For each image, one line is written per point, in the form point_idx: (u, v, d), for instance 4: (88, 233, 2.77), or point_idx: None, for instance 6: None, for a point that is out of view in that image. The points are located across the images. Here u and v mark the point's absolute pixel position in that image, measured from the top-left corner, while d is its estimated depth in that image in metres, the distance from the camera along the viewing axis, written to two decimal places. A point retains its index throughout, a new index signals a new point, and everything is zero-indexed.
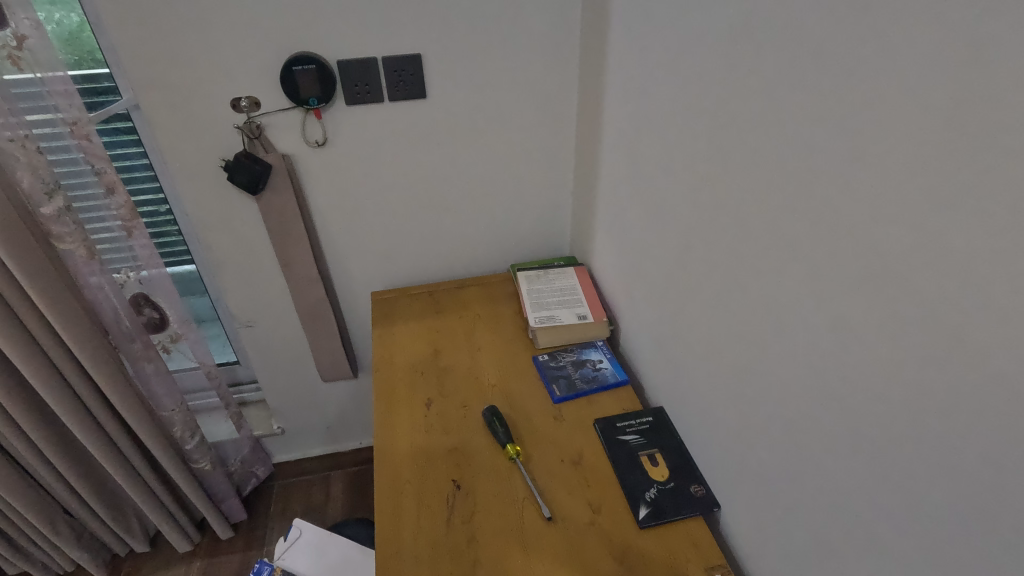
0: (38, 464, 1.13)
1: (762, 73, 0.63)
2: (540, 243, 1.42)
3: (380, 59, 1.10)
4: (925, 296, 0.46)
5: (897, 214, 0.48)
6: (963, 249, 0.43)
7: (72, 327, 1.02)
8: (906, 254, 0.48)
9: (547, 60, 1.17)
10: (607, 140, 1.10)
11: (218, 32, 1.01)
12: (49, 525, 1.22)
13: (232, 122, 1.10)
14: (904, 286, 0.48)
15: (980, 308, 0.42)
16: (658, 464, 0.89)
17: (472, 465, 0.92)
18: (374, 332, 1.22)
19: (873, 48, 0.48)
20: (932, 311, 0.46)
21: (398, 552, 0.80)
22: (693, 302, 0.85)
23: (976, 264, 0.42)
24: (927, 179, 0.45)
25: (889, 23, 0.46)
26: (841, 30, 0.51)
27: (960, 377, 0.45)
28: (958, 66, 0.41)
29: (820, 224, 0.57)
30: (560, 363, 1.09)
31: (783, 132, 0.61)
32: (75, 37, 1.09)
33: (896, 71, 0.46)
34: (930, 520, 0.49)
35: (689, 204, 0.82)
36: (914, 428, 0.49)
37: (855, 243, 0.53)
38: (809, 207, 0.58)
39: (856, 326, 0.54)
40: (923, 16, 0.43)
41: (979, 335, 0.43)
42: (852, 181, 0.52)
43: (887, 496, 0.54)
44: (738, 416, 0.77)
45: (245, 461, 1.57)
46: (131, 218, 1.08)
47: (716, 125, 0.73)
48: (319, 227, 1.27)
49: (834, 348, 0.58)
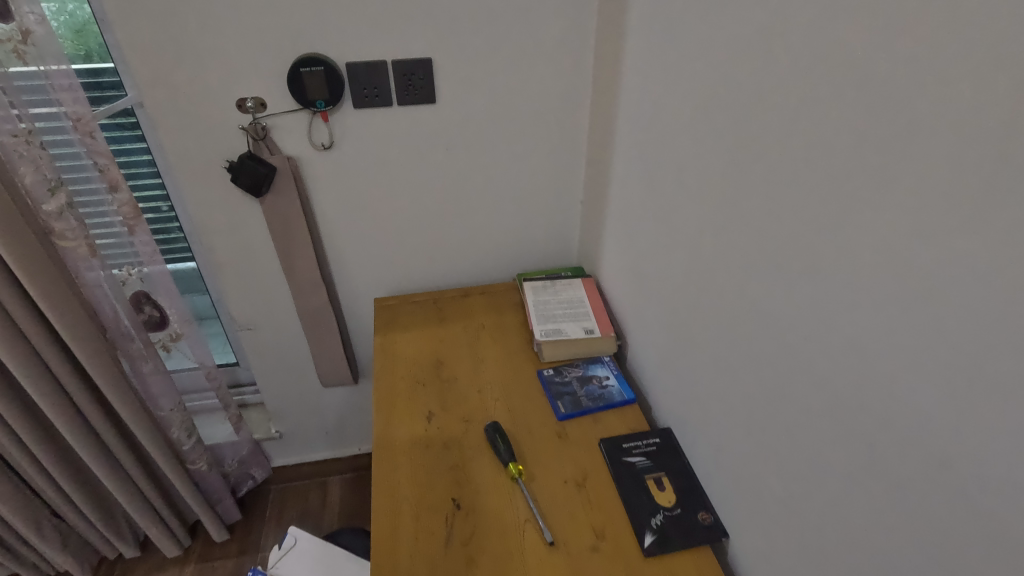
0: (29, 466, 1.11)
1: (782, 89, 0.60)
2: (547, 253, 1.39)
3: (390, 63, 1.07)
4: (957, 336, 0.43)
5: (927, 249, 0.45)
6: (1000, 292, 0.40)
7: (72, 328, 1.00)
8: (936, 288, 0.44)
9: (561, 67, 1.14)
10: (619, 152, 1.07)
11: (225, 30, 0.99)
12: (34, 528, 1.19)
13: (236, 122, 1.08)
14: (933, 321, 0.45)
15: (1013, 355, 0.39)
16: (664, 488, 0.86)
17: (473, 484, 0.89)
18: (375, 341, 1.19)
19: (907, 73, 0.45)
20: (963, 355, 0.43)
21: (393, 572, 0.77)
22: (704, 322, 0.82)
23: (1012, 309, 0.39)
24: (964, 212, 0.42)
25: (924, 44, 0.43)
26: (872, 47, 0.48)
27: (989, 427, 0.42)
28: (1003, 93, 0.38)
29: (840, 250, 0.54)
30: (565, 379, 1.06)
31: (801, 152, 0.58)
32: (85, 30, 1.07)
33: (931, 96, 0.43)
34: (951, 567, 0.46)
35: (702, 222, 0.79)
36: (937, 474, 0.46)
37: (876, 278, 0.50)
38: (827, 233, 0.55)
39: (877, 361, 0.51)
40: (964, 38, 0.40)
41: (1016, 383, 0.39)
42: (876, 210, 0.49)
43: (906, 544, 0.51)
44: (747, 444, 0.75)
45: (243, 463, 1.55)
46: (134, 216, 1.06)
47: (733, 140, 0.69)
48: (322, 231, 1.24)
49: (851, 385, 0.55)
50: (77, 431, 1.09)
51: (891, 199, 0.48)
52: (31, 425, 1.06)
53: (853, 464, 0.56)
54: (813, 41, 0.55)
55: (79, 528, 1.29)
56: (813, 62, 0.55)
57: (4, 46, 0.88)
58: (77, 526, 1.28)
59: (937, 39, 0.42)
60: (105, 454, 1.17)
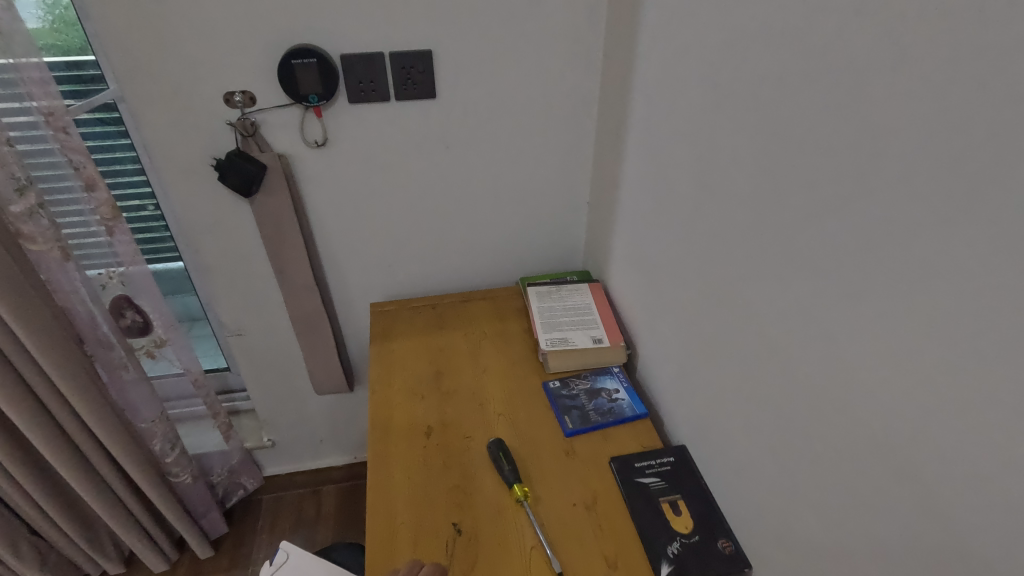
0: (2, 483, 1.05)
1: (823, 82, 0.53)
2: (551, 256, 1.33)
3: (388, 54, 1.01)
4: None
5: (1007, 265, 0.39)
6: None
7: (38, 339, 0.93)
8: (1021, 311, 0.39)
9: (568, 61, 1.08)
10: (631, 151, 1.01)
11: (211, 20, 0.93)
12: (11, 548, 1.13)
13: (224, 117, 1.01)
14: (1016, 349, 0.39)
15: None
16: (681, 513, 0.81)
17: (475, 506, 0.83)
18: (371, 349, 1.13)
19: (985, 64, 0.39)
20: None
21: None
22: (725, 335, 0.76)
23: None
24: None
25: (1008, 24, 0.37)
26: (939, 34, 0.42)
27: None
28: None
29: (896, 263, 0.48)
30: (572, 391, 1.00)
31: (847, 154, 0.51)
32: (64, 21, 1.00)
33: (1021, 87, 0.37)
34: None
35: (724, 228, 0.73)
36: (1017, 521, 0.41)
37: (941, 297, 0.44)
38: (875, 245, 0.49)
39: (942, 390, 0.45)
40: None
41: None
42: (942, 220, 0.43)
43: None
44: (774, 470, 0.69)
45: (232, 472, 1.49)
46: (112, 216, 1.00)
47: (764, 138, 0.63)
48: (315, 233, 1.18)
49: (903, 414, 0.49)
50: (49, 444, 1.03)
51: (965, 206, 0.42)
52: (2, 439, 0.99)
53: (908, 503, 0.49)
54: (863, 27, 0.48)
55: (58, 547, 1.22)
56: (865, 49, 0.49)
57: None
58: (56, 544, 1.21)
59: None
60: (84, 468, 1.11)
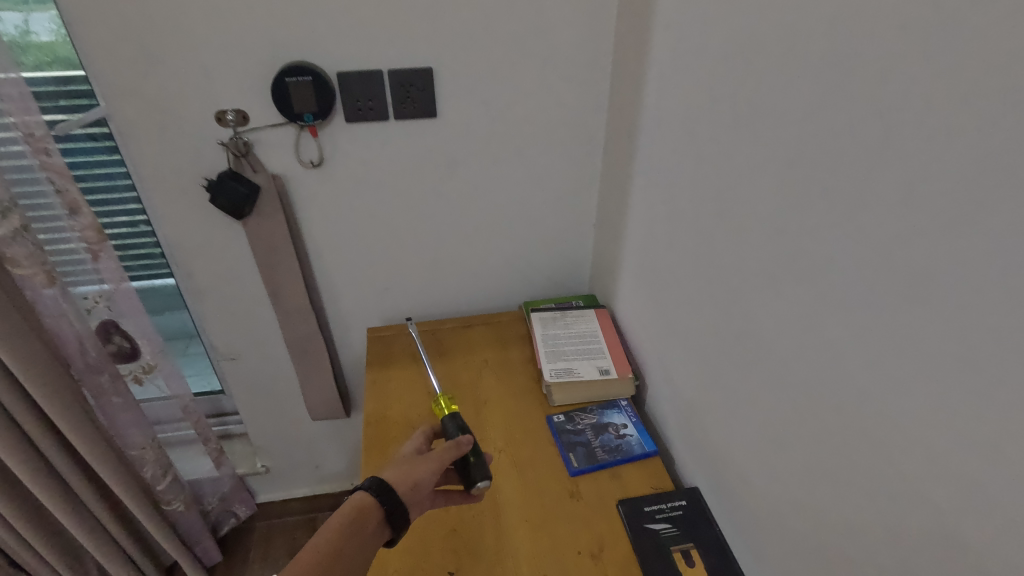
0: None
1: (873, 102, 0.48)
2: (558, 278, 1.28)
3: (386, 72, 0.97)
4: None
5: None
6: None
7: (22, 362, 0.94)
8: None
9: (577, 78, 1.04)
10: (641, 174, 0.96)
11: (203, 38, 0.89)
12: None
13: (215, 137, 0.97)
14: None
15: None
16: (694, 564, 0.75)
17: (473, 554, 0.78)
18: (367, 377, 1.09)
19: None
20: None
21: (383, 480, 0.65)
22: (747, 373, 0.71)
23: None
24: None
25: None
26: (985, 66, 0.39)
27: None
28: None
29: (975, 316, 0.41)
30: (578, 426, 0.95)
31: (910, 187, 0.45)
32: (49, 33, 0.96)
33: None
34: None
35: (745, 256, 0.68)
36: None
37: (992, 342, 0.41)
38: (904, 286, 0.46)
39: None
40: None
41: None
42: (990, 265, 0.40)
43: None
44: (801, 522, 0.64)
45: (224, 499, 1.45)
46: (98, 240, 0.99)
47: (792, 167, 0.58)
48: (313, 255, 1.14)
49: (955, 468, 0.45)
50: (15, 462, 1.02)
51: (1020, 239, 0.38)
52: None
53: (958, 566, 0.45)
54: (930, 42, 0.42)
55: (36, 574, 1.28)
56: (928, 62, 0.43)
57: None
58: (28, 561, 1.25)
59: None
60: (59, 493, 1.12)
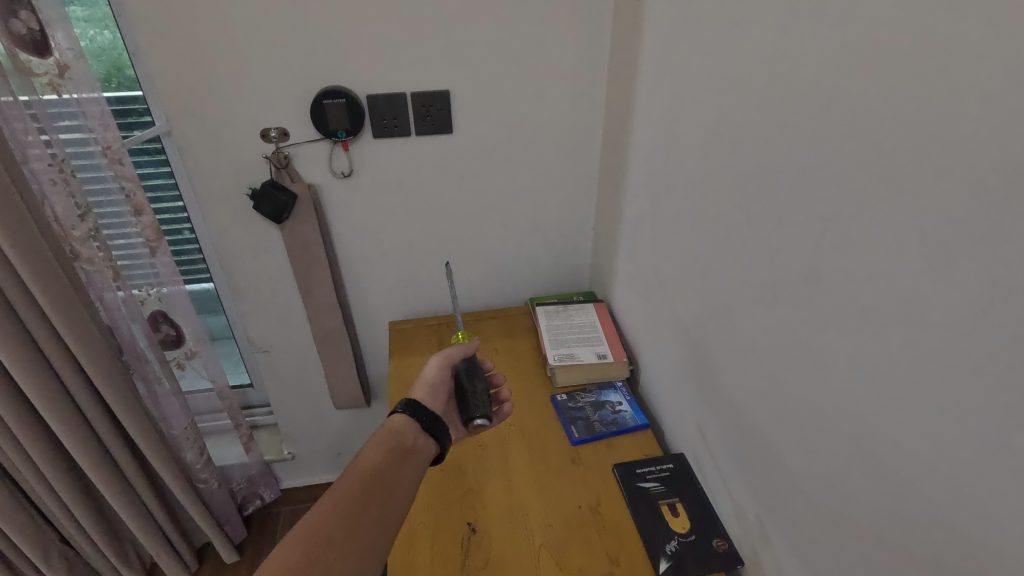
0: (36, 486, 1.20)
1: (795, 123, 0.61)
2: (559, 278, 1.41)
3: (409, 95, 1.10)
4: (994, 376, 0.42)
5: (914, 278, 0.48)
6: (983, 330, 0.43)
7: (85, 346, 1.06)
8: (930, 316, 0.47)
9: (575, 98, 1.17)
10: (632, 181, 1.09)
11: (251, 66, 1.03)
12: (42, 555, 1.28)
13: (260, 151, 1.11)
14: (969, 359, 0.44)
15: (996, 385, 0.42)
16: (679, 514, 0.86)
17: (488, 508, 0.89)
18: (390, 364, 1.22)
19: (894, 118, 0.48)
20: (953, 379, 0.46)
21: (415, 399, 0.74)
22: (716, 349, 0.83)
23: (997, 338, 0.42)
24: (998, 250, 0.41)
25: (941, 70, 0.44)
26: (862, 96, 0.51)
27: (979, 443, 0.44)
28: (978, 148, 0.42)
29: (860, 286, 0.54)
30: (578, 404, 1.08)
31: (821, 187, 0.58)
32: (109, 54, 1.08)
33: (963, 129, 0.42)
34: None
35: (714, 250, 0.81)
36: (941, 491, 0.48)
37: (875, 304, 0.53)
38: (824, 265, 0.58)
39: (912, 399, 0.50)
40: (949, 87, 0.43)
41: (998, 400, 0.42)
42: (871, 245, 0.52)
43: (908, 562, 0.52)
44: (760, 470, 0.75)
45: (251, 481, 1.57)
46: (155, 238, 1.12)
47: (745, 175, 0.71)
48: (340, 256, 1.27)
49: (857, 406, 0.56)
50: (76, 440, 1.13)
51: (889, 226, 0.50)
52: (30, 431, 1.11)
53: (866, 487, 0.56)
54: (824, 76, 0.56)
55: (84, 553, 1.38)
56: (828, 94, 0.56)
57: (41, 79, 0.94)
58: (78, 542, 1.35)
59: (919, 95, 0.46)
60: (112, 472, 1.24)
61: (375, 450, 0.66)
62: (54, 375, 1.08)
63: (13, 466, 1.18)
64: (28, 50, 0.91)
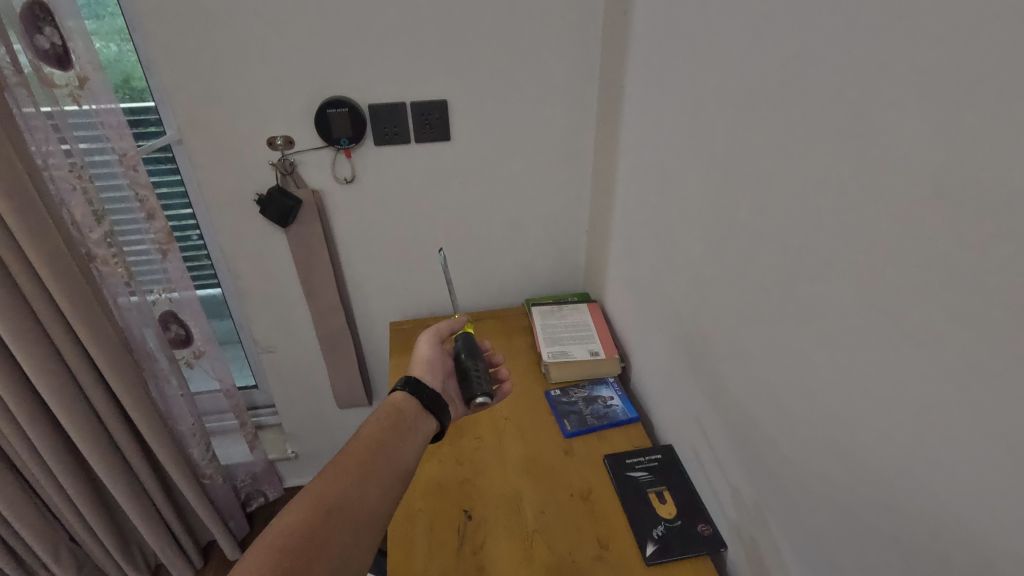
0: (49, 485, 1.23)
1: (764, 129, 0.66)
2: (555, 280, 1.46)
3: (409, 104, 1.16)
4: (934, 355, 0.47)
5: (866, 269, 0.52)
6: (924, 313, 0.47)
7: (100, 345, 1.11)
8: (880, 302, 0.52)
9: (568, 107, 1.22)
10: (622, 185, 1.14)
11: (258, 78, 1.09)
12: (52, 553, 1.31)
13: (266, 158, 1.17)
14: (912, 342, 0.49)
15: (937, 363, 0.47)
16: (666, 501, 0.91)
17: (484, 497, 0.93)
18: (391, 362, 1.27)
19: (847, 125, 0.53)
20: (901, 361, 0.50)
21: (416, 381, 0.79)
22: (700, 343, 0.87)
23: (937, 320, 0.46)
24: (928, 243, 0.46)
25: (884, 83, 0.49)
26: (818, 104, 0.56)
27: (926, 418, 0.48)
28: (913, 149, 0.46)
29: (821, 278, 0.59)
30: (571, 399, 1.12)
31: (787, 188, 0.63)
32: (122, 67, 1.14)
33: (902, 132, 0.47)
34: (912, 552, 0.51)
35: (696, 250, 0.85)
36: (897, 465, 0.52)
37: (834, 295, 0.57)
38: (793, 261, 0.63)
39: (869, 381, 0.54)
40: (890, 94, 0.48)
41: (939, 376, 0.46)
42: (827, 241, 0.57)
43: (871, 533, 0.56)
44: (741, 456, 0.79)
45: (255, 479, 1.61)
46: (167, 241, 1.17)
47: (722, 178, 0.76)
48: (343, 259, 1.32)
49: (821, 391, 0.61)
50: (87, 438, 1.17)
51: (844, 223, 0.55)
52: (46, 430, 1.15)
53: (832, 465, 0.60)
54: (787, 86, 0.61)
55: (93, 553, 1.41)
56: (790, 103, 0.61)
57: (63, 91, 1.00)
58: (87, 542, 1.37)
59: (866, 103, 0.50)
60: (123, 470, 1.28)
61: (376, 424, 0.72)
62: (69, 374, 1.12)
63: (25, 465, 1.21)
64: (51, 64, 0.98)
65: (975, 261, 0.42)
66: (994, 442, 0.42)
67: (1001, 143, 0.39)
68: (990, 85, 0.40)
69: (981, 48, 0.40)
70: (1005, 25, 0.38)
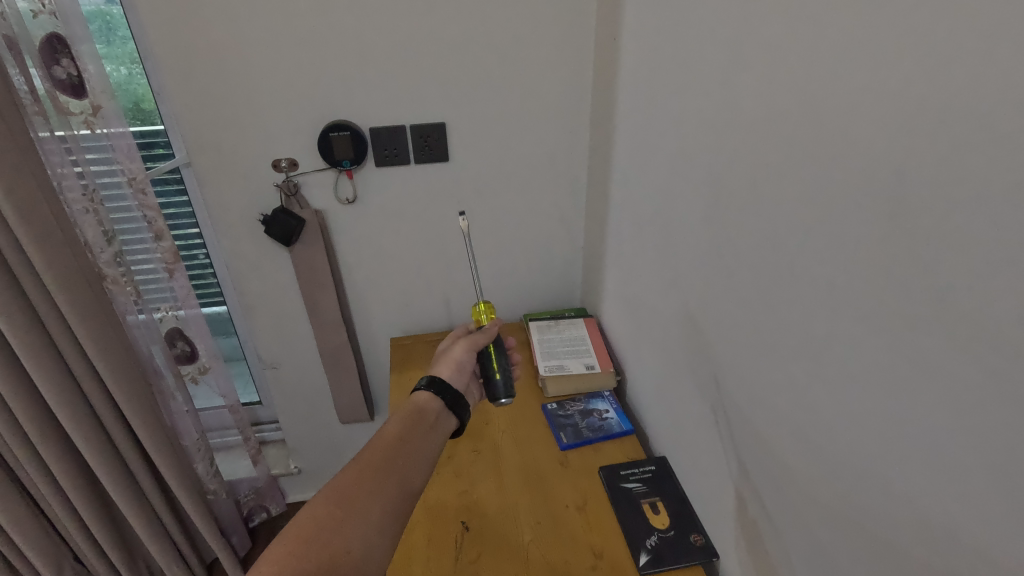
0: (55, 502, 1.25)
1: (746, 152, 0.69)
2: (552, 296, 1.49)
3: (409, 127, 1.20)
4: (901, 366, 0.49)
5: (840, 284, 0.55)
6: (890, 325, 0.50)
7: (108, 362, 1.14)
8: (852, 317, 0.55)
9: (563, 128, 1.26)
10: (615, 204, 1.18)
11: (265, 104, 1.13)
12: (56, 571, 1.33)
13: (272, 180, 1.21)
14: (882, 352, 0.51)
15: (905, 372, 0.49)
16: (659, 512, 0.93)
17: (482, 509, 0.95)
18: (391, 377, 1.29)
19: (818, 148, 0.56)
20: (873, 370, 0.53)
21: (440, 380, 0.81)
22: (692, 356, 0.90)
23: (902, 332, 0.49)
24: (892, 259, 0.49)
25: (849, 109, 0.52)
26: (794, 130, 0.60)
27: (897, 425, 0.51)
28: (877, 171, 0.50)
29: (801, 293, 0.62)
30: (568, 412, 1.14)
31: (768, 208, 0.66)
32: (133, 92, 1.18)
33: (865, 156, 0.51)
34: (888, 554, 0.53)
35: (687, 266, 0.88)
36: (871, 471, 0.54)
37: (811, 310, 0.60)
38: (775, 277, 0.66)
39: (844, 391, 0.57)
40: (856, 122, 0.51)
41: (907, 382, 0.49)
42: (806, 257, 0.60)
43: (852, 538, 0.58)
44: (731, 466, 0.82)
45: (257, 494, 1.63)
46: (174, 261, 1.21)
47: (710, 198, 0.79)
48: (346, 277, 1.36)
49: (804, 400, 0.63)
50: (95, 454, 1.19)
51: (819, 241, 0.58)
52: (55, 445, 1.17)
53: (815, 473, 0.63)
54: (767, 112, 0.64)
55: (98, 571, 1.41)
56: (768, 127, 0.64)
57: (78, 118, 1.04)
58: (90, 560, 1.38)
59: (835, 129, 0.54)
60: (130, 485, 1.30)
61: (393, 425, 0.74)
62: (77, 390, 1.15)
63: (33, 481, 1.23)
64: (68, 93, 1.02)
65: (933, 275, 0.45)
66: (956, 445, 0.45)
67: (950, 169, 0.43)
68: (943, 111, 0.43)
69: (933, 76, 0.43)
70: (952, 56, 0.42)
